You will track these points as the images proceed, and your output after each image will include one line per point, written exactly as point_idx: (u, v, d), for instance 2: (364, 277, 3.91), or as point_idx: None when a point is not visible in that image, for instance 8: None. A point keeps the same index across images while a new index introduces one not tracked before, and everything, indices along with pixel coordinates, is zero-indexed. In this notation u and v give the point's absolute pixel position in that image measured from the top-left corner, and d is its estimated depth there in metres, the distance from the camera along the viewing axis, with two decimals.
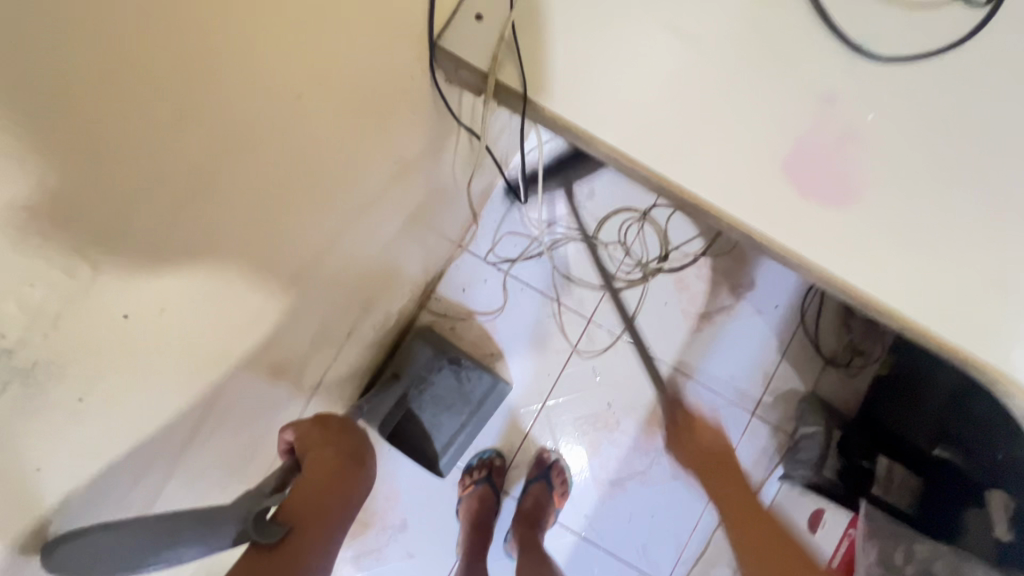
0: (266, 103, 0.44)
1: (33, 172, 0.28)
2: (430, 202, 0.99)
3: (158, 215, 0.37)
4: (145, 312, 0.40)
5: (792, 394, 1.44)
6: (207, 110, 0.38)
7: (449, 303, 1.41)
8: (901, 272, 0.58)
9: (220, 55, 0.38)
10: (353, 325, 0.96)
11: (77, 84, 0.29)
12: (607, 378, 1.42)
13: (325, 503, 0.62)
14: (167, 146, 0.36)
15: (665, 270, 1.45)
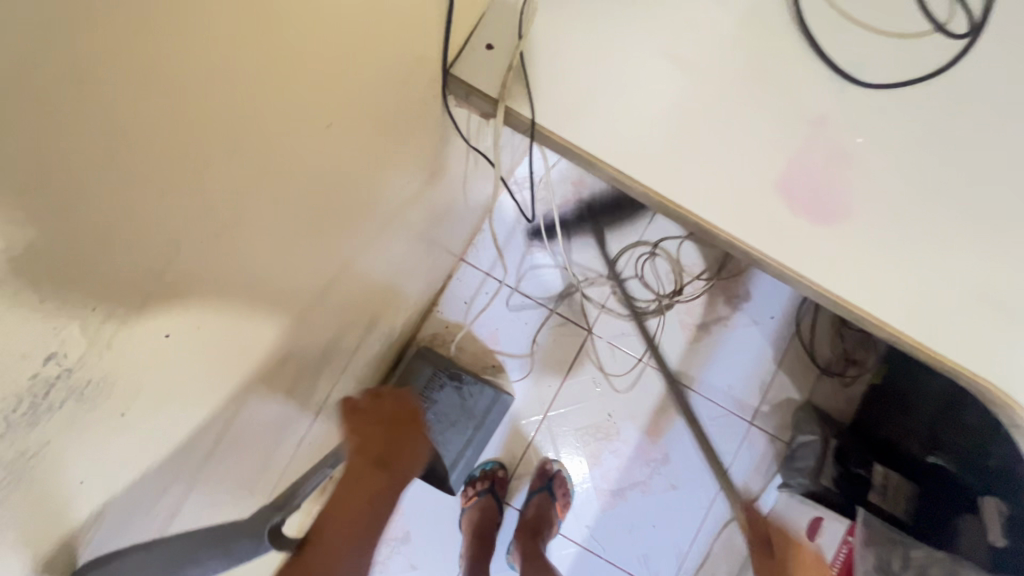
0: (300, 131, 0.46)
1: (99, 207, 0.30)
2: (436, 218, 1.01)
3: (198, 242, 0.39)
4: (183, 331, 0.42)
5: (787, 403, 1.47)
6: (247, 144, 0.40)
7: (452, 316, 1.44)
8: (891, 286, 0.61)
9: (263, 89, 0.40)
10: (361, 338, 0.98)
11: (142, 127, 0.31)
12: (607, 389, 1.44)
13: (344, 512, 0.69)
14: (211, 180, 0.38)
15: (679, 302, 1.47)
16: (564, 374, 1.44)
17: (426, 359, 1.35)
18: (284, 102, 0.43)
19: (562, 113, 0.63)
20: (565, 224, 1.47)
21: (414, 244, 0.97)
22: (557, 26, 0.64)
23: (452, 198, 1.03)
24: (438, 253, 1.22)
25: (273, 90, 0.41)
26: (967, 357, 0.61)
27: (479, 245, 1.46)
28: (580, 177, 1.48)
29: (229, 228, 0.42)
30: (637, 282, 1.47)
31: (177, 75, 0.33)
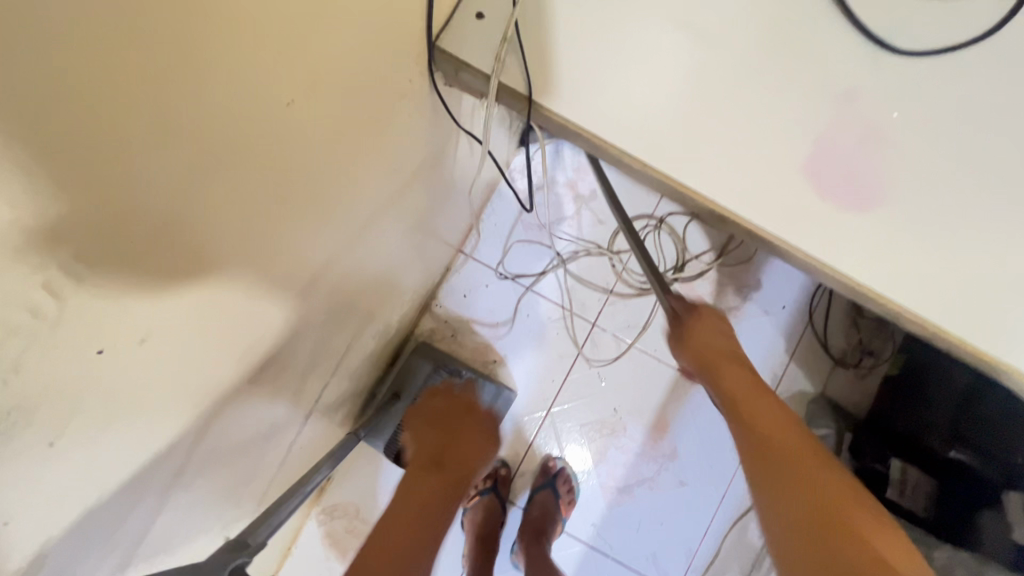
0: (262, 104, 0.40)
1: (8, 208, 0.25)
2: (430, 208, 0.95)
3: (147, 243, 0.35)
4: (125, 345, 0.36)
5: (801, 395, 1.41)
6: (199, 126, 0.35)
7: (451, 309, 1.38)
8: (932, 278, 0.54)
9: (213, 57, 0.34)
10: (355, 336, 0.93)
11: (61, 111, 0.26)
12: (612, 383, 1.39)
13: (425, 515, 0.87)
14: (156, 170, 0.33)
15: (681, 278, 1.42)
16: (568, 369, 1.39)
17: (424, 356, 1.30)
18: (241, 73, 0.37)
19: (562, 89, 0.57)
20: (564, 204, 1.41)
21: (408, 236, 0.92)
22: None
23: (447, 186, 0.97)
24: (435, 245, 1.16)
25: (226, 58, 0.35)
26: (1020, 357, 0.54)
27: (479, 236, 1.40)
28: (582, 162, 1.42)
29: (186, 224, 0.37)
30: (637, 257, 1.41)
31: (100, 39, 0.27)
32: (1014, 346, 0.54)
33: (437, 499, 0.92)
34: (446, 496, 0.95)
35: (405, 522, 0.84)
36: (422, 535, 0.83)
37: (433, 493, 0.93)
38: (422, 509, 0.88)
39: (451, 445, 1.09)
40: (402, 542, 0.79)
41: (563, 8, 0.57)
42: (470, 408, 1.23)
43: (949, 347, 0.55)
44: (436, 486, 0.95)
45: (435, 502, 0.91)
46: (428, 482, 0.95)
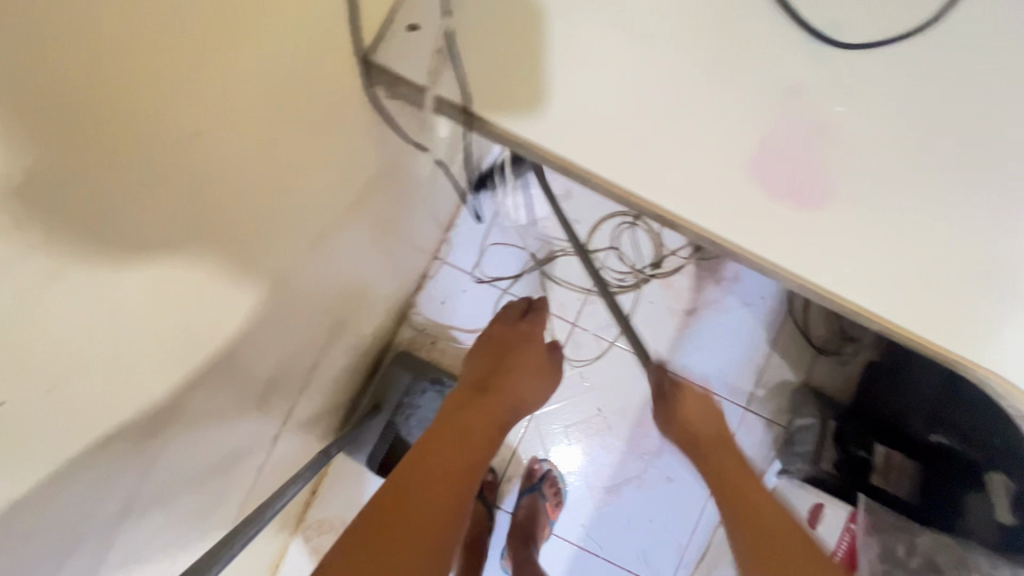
0: (176, 114, 0.38)
1: None
2: (397, 218, 0.95)
3: (31, 278, 0.32)
4: (27, 395, 0.34)
5: (783, 385, 1.41)
6: (90, 145, 0.33)
7: (431, 316, 1.38)
8: (884, 273, 0.54)
9: (121, 64, 0.33)
10: (326, 350, 0.92)
11: None
12: (595, 383, 1.39)
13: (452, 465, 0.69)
14: (39, 196, 0.30)
15: (660, 274, 1.42)
16: None
17: (404, 366, 1.29)
18: (152, 73, 0.35)
19: (505, 98, 0.57)
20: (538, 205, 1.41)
21: (374, 249, 0.91)
22: (499, 4, 0.59)
23: (413, 194, 0.97)
24: (409, 254, 1.16)
25: (133, 59, 0.34)
26: (975, 348, 0.54)
27: (454, 241, 1.40)
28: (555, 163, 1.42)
29: (81, 254, 0.35)
30: (615, 254, 1.41)
31: None
32: (969, 335, 0.54)
33: (478, 437, 0.76)
34: (487, 434, 0.78)
35: (434, 467, 0.68)
36: (453, 489, 0.67)
37: (471, 429, 0.76)
38: (460, 453, 0.72)
39: (501, 376, 0.89)
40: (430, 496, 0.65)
41: (496, 19, 0.59)
42: (530, 336, 1.00)
43: (904, 341, 0.55)
44: (480, 420, 0.79)
45: (478, 444, 0.75)
46: (470, 415, 0.79)
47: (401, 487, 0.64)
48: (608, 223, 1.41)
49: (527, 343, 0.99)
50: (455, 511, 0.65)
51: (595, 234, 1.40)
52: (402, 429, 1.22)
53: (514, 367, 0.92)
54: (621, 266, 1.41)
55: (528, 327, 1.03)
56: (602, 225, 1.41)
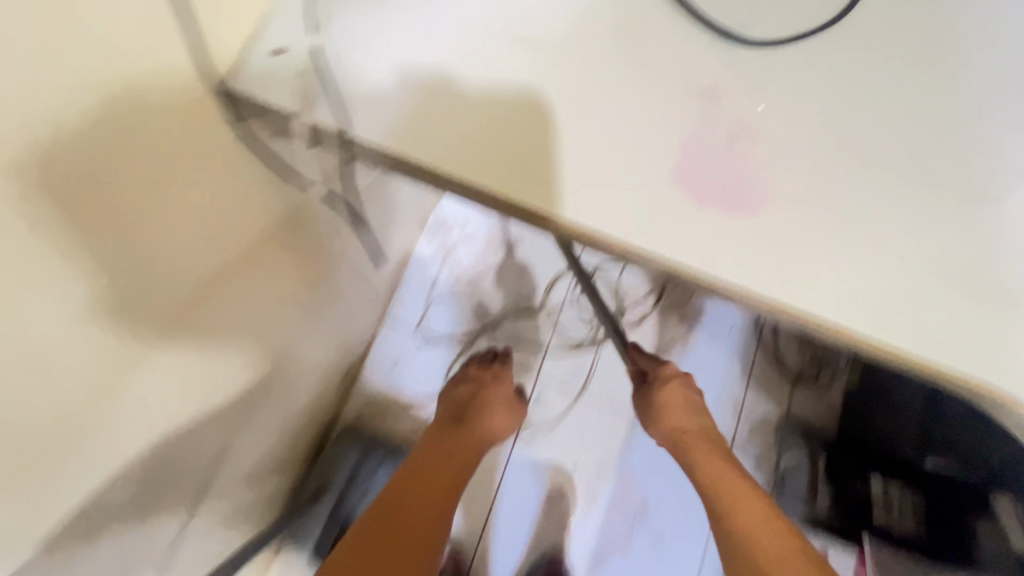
0: None
1: None
2: (312, 270, 0.87)
3: None
4: None
5: (765, 422, 1.27)
6: None
7: (378, 383, 1.26)
8: (826, 265, 0.50)
9: None
10: (231, 429, 0.81)
11: None
12: (564, 439, 1.27)
13: (422, 534, 0.70)
14: None
15: (623, 327, 1.34)
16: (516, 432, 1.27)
17: (349, 442, 1.20)
18: None
19: (385, 123, 0.53)
20: (488, 256, 1.35)
21: (279, 308, 0.82)
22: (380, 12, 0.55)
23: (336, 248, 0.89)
24: (339, 315, 1.07)
25: None
26: (934, 343, 0.49)
27: (400, 300, 1.31)
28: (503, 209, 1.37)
29: None
30: (572, 310, 1.33)
31: None
32: (918, 336, 0.49)
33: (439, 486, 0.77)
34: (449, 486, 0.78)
35: (401, 513, 0.71)
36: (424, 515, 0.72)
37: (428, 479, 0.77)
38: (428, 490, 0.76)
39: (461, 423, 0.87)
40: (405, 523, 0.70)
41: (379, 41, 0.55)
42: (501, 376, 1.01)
43: (858, 343, 0.49)
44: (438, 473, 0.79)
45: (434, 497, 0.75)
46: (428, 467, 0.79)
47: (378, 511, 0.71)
48: (563, 274, 1.34)
49: (495, 385, 0.98)
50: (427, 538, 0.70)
51: (550, 288, 1.34)
52: (351, 512, 1.13)
53: (487, 400, 0.93)
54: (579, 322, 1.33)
55: (497, 369, 1.03)
56: (558, 281, 1.34)
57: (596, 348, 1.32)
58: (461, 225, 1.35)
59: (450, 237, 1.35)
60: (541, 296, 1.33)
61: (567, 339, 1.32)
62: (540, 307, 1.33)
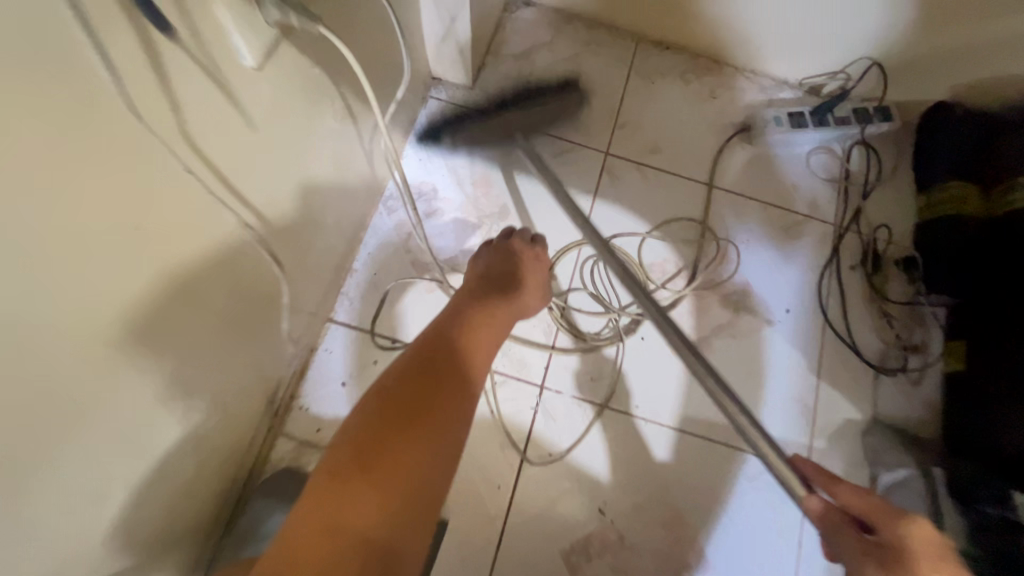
0: None
1: None
2: (192, 241, 0.52)
3: None
4: None
5: (849, 428, 0.99)
6: None
7: (327, 408, 0.91)
8: None
9: None
10: (57, 515, 0.46)
11: None
12: (588, 469, 0.93)
13: (422, 421, 0.52)
14: None
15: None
16: (521, 465, 0.93)
17: (281, 496, 0.82)
18: None
19: None
20: (466, 231, 1.04)
21: (142, 298, 0.48)
22: None
23: (236, 193, 0.57)
24: (261, 316, 0.72)
25: None
26: None
27: (353, 293, 0.97)
28: (486, 173, 1.08)
29: None
30: (585, 294, 1.01)
31: None
32: None
33: (452, 363, 0.60)
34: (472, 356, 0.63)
35: (413, 387, 0.55)
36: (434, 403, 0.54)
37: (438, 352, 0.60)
38: (432, 389, 0.55)
39: (472, 309, 0.71)
40: (409, 427, 0.51)
41: None
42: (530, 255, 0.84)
43: None
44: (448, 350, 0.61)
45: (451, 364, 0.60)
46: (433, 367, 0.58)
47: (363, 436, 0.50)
48: (571, 249, 1.04)
49: (528, 262, 0.84)
50: (436, 426, 0.52)
51: (553, 267, 1.02)
52: None
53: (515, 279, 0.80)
54: (595, 310, 1.01)
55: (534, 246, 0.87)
56: (563, 260, 1.03)
57: (620, 343, 0.99)
58: (435, 196, 1.06)
59: (420, 210, 1.04)
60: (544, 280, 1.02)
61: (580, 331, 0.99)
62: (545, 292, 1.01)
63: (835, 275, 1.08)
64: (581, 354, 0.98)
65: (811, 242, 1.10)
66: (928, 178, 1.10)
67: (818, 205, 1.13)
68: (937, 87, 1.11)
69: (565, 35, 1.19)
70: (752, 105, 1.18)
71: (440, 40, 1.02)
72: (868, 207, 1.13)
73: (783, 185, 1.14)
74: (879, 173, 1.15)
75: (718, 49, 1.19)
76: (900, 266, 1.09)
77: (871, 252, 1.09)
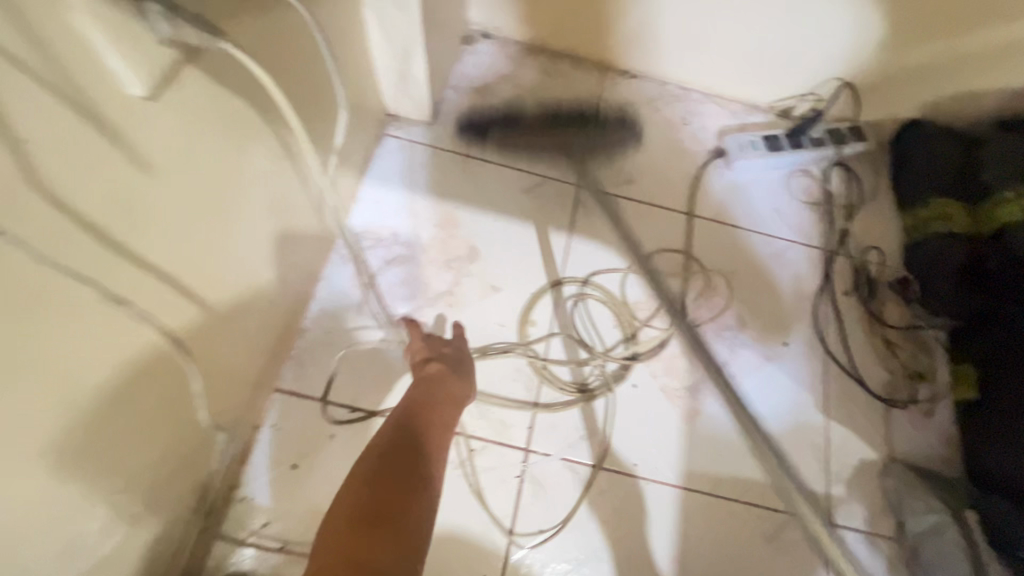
0: None
1: None
2: (40, 324, 0.38)
3: None
4: None
5: (866, 471, 0.90)
6: None
7: (276, 497, 0.77)
8: None
9: None
10: None
11: None
12: (584, 544, 0.81)
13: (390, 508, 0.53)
14: None
15: (639, 357, 0.92)
16: (508, 546, 0.80)
17: None
18: None
19: None
20: (432, 277, 0.94)
21: None
22: None
23: (129, 255, 0.45)
24: (180, 405, 0.58)
25: None
26: None
27: (304, 357, 0.84)
28: (451, 214, 0.99)
29: None
30: (567, 341, 0.91)
31: None
32: None
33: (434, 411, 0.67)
34: (448, 404, 0.69)
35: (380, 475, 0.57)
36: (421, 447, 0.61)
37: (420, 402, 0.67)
38: (420, 437, 0.62)
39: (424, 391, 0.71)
40: (409, 466, 0.58)
41: None
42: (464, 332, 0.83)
43: None
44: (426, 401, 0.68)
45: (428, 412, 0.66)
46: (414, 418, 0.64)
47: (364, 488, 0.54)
48: (548, 291, 0.94)
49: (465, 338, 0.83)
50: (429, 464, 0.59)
51: (529, 313, 0.92)
52: None
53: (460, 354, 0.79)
54: (579, 357, 0.91)
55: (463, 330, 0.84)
56: (540, 303, 0.93)
57: (609, 394, 0.89)
58: (395, 241, 0.95)
59: (379, 259, 0.94)
60: (521, 327, 0.91)
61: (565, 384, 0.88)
62: (523, 341, 0.90)
63: (830, 303, 1.01)
64: (568, 409, 0.87)
65: (801, 269, 1.04)
66: (911, 196, 1.06)
67: (804, 229, 1.07)
68: (906, 105, 1.09)
69: (526, 66, 1.14)
70: (725, 131, 1.14)
71: (393, 75, 0.94)
72: (853, 229, 1.09)
73: (765, 211, 1.08)
74: (860, 194, 1.11)
75: (684, 77, 1.15)
76: (894, 288, 1.03)
77: (864, 276, 1.03)
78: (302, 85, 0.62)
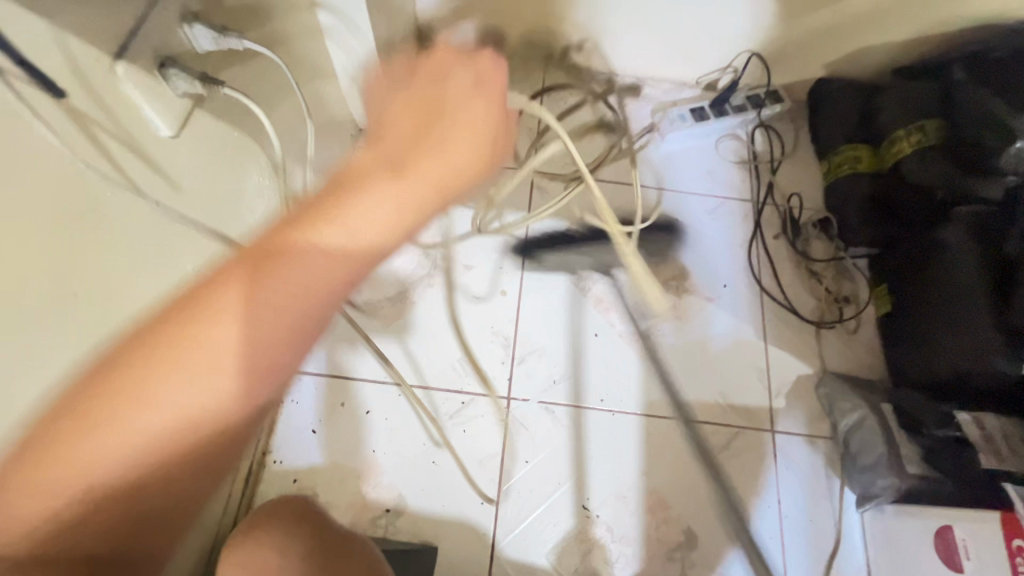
0: None
1: None
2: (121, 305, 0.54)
3: None
4: None
5: (801, 383, 1.05)
6: None
7: (302, 457, 0.94)
8: None
9: None
10: None
11: None
12: (562, 468, 0.96)
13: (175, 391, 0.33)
14: None
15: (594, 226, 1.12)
16: (500, 477, 0.95)
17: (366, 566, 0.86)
18: None
19: None
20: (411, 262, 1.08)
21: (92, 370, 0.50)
22: None
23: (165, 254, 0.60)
24: None
25: None
26: None
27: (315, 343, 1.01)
28: None
29: None
30: (522, 304, 1.06)
31: None
32: None
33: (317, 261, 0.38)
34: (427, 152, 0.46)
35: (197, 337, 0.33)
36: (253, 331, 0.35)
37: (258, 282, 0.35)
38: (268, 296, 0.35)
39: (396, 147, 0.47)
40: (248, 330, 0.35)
41: None
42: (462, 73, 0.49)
43: None
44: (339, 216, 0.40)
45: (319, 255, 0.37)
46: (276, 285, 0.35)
47: (53, 509, 0.31)
48: (498, 263, 1.09)
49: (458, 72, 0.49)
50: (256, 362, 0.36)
51: (482, 283, 1.07)
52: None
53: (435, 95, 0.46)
54: (536, 316, 1.05)
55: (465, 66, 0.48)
56: (493, 271, 1.08)
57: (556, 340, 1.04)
58: None
59: None
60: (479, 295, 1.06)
61: (525, 339, 1.03)
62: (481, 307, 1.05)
63: (762, 246, 1.16)
64: (536, 358, 1.03)
65: (734, 220, 1.19)
66: (828, 146, 1.21)
67: (735, 186, 1.22)
68: (814, 65, 1.23)
69: None
70: (658, 108, 1.28)
71: None
72: (779, 180, 1.24)
73: (699, 175, 1.23)
74: (782, 150, 1.26)
75: (617, 65, 1.29)
76: (818, 227, 1.18)
77: (790, 220, 1.18)
78: (283, 112, 0.77)
